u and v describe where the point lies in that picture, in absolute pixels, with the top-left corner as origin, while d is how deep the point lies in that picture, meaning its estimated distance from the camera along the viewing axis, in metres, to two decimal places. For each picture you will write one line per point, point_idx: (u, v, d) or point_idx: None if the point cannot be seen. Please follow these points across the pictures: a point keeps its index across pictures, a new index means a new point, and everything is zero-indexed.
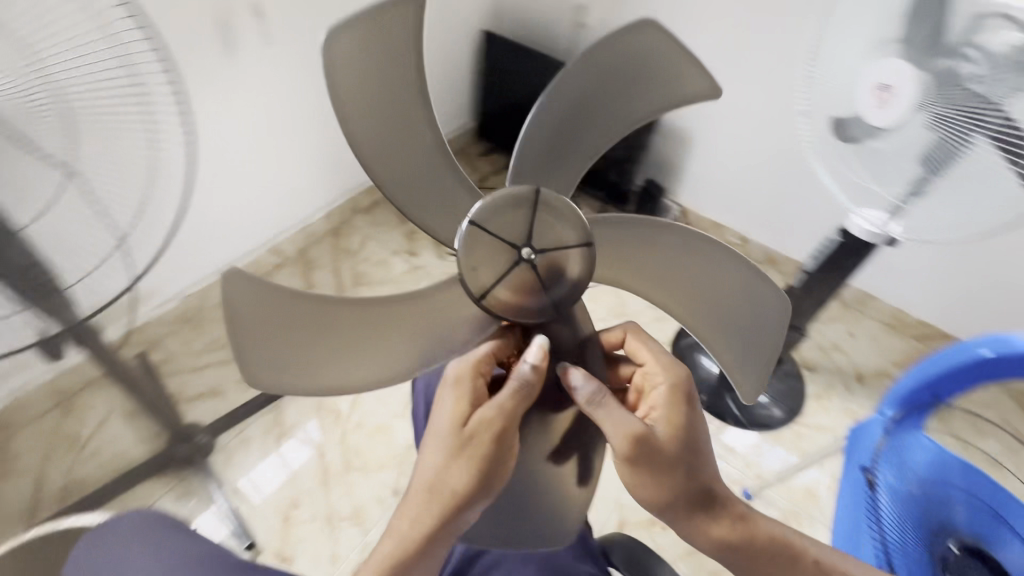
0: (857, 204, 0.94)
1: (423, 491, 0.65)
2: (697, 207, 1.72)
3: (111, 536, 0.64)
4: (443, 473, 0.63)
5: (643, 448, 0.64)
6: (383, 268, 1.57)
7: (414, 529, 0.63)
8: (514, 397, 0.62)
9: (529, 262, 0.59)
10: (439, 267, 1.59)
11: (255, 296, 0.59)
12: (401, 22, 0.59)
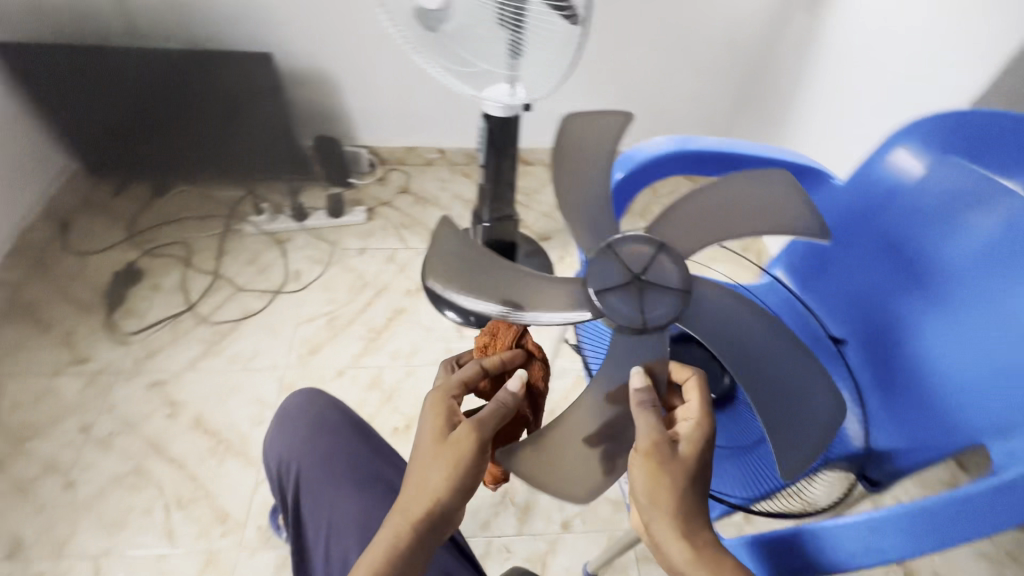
0: (479, 89, 0.95)
1: (407, 499, 0.62)
2: (383, 140, 1.66)
3: None
4: (425, 480, 0.61)
5: (660, 460, 0.54)
6: (49, 401, 1.16)
7: (398, 540, 0.60)
8: (493, 412, 0.63)
9: (636, 282, 0.59)
10: (128, 355, 1.24)
11: (451, 247, 0.61)
12: (615, 124, 0.70)
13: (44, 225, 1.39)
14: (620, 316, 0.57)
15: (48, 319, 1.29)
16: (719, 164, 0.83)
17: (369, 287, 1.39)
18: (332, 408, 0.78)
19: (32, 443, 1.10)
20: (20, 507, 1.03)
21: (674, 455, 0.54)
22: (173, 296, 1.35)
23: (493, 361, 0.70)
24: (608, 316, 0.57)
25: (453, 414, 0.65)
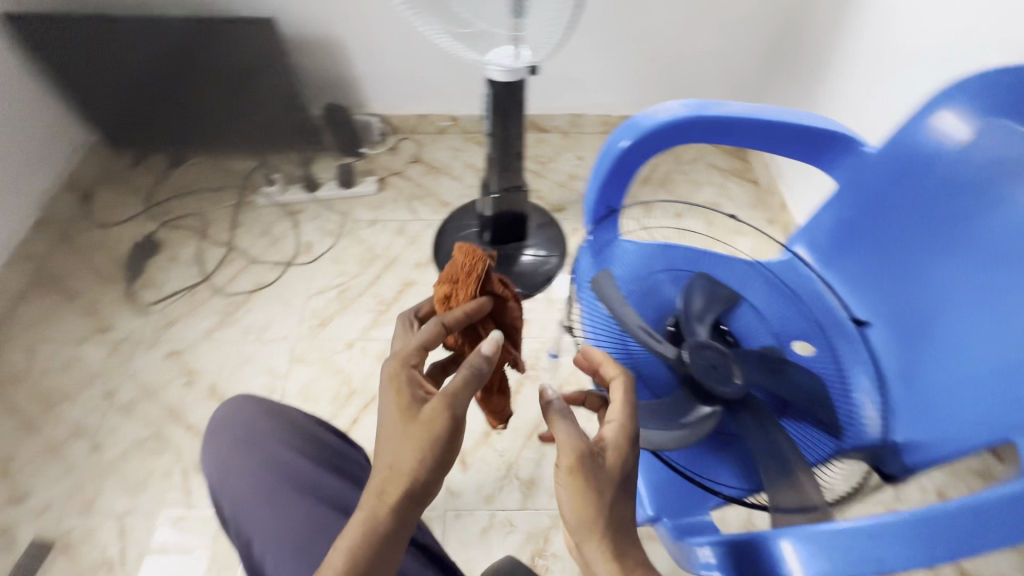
0: (483, 53, 0.90)
1: (380, 481, 0.57)
2: (394, 108, 1.62)
3: None
4: (397, 462, 0.56)
5: (586, 468, 0.55)
6: (78, 366, 1.21)
7: (371, 523, 0.56)
8: (465, 375, 0.59)
9: (721, 370, 0.64)
10: (150, 325, 1.27)
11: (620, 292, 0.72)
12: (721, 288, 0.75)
13: (71, 199, 1.46)
14: (693, 371, 0.64)
15: (80, 286, 1.34)
16: (726, 131, 0.76)
17: (379, 260, 1.38)
18: (256, 414, 0.81)
19: (62, 407, 1.16)
20: (55, 462, 1.09)
21: (598, 464, 0.56)
22: (188, 268, 1.38)
23: (456, 316, 0.64)
24: (684, 361, 0.65)
25: (417, 386, 0.60)
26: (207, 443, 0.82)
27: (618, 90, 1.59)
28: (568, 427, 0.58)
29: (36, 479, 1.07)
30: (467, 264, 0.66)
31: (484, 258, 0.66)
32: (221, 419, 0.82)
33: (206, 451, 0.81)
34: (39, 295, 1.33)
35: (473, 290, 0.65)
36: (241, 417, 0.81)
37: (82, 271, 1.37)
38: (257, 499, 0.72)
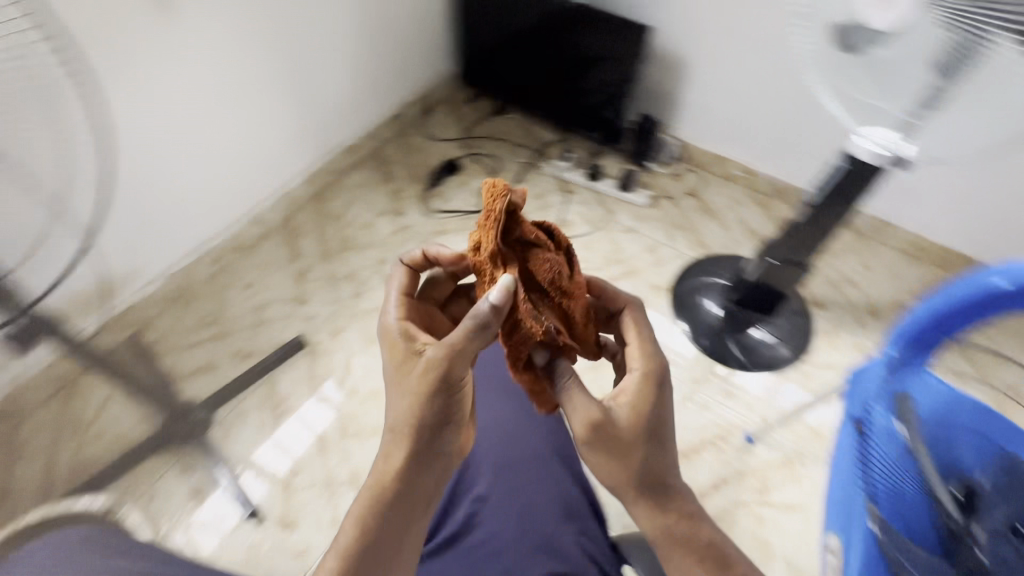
0: (859, 123, 0.86)
1: (386, 443, 0.64)
2: (698, 140, 1.64)
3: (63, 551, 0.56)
4: (403, 414, 0.63)
5: (597, 424, 0.62)
6: (370, 231, 1.51)
7: (387, 473, 0.63)
8: (458, 331, 0.60)
9: None
10: (427, 227, 1.52)
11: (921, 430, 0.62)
12: None
13: (419, 108, 1.80)
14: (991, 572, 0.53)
15: (396, 173, 1.65)
16: None
17: (622, 266, 1.44)
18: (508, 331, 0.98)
19: (349, 254, 1.46)
20: (329, 291, 1.38)
21: (609, 418, 0.63)
22: (470, 197, 1.60)
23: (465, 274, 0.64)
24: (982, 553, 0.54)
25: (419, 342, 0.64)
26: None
27: (959, 222, 1.36)
28: (577, 388, 0.63)
29: (313, 296, 1.37)
30: (487, 204, 0.59)
31: (503, 197, 0.57)
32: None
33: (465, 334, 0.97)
34: (368, 166, 1.66)
35: (490, 240, 0.60)
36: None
37: (401, 163, 1.68)
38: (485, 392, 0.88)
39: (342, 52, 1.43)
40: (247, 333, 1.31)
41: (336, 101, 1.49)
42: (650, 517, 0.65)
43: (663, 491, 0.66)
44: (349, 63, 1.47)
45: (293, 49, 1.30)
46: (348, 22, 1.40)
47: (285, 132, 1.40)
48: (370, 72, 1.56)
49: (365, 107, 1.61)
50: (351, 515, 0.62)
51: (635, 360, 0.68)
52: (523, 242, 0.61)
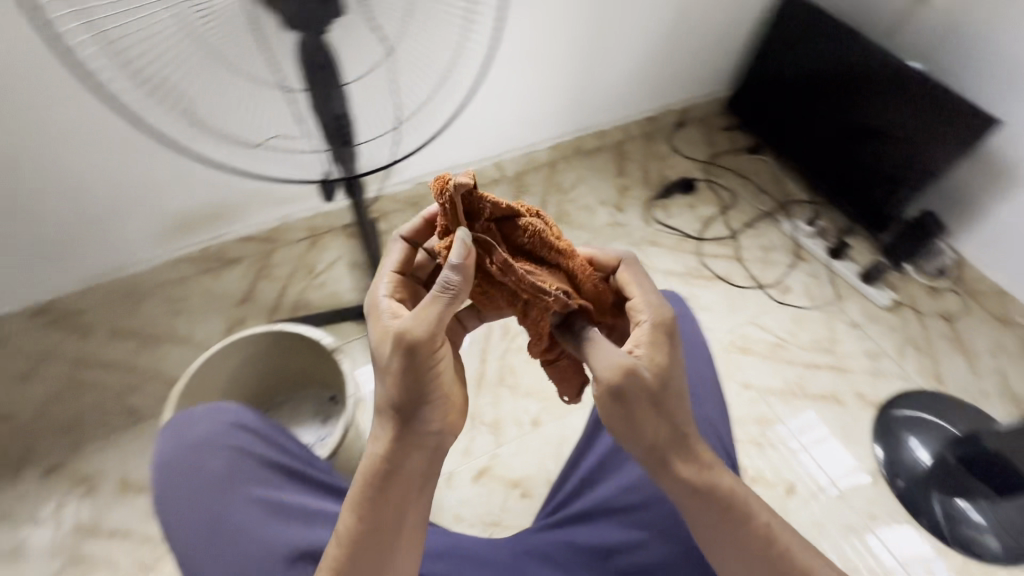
0: None
1: (374, 427, 0.58)
2: (979, 264, 1.39)
3: (204, 433, 0.72)
4: (387, 393, 0.57)
5: (617, 384, 0.55)
6: (587, 214, 1.52)
7: (372, 466, 0.57)
8: (422, 306, 0.56)
9: None
10: (642, 232, 1.49)
11: None
12: None
13: (675, 118, 1.76)
14: None
15: (630, 170, 1.64)
16: None
17: (830, 357, 1.28)
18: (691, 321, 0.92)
19: (562, 226, 1.49)
20: None
21: (636, 377, 0.56)
22: (694, 220, 1.53)
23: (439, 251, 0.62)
24: None
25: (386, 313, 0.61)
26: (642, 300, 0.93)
27: None
28: (597, 337, 0.59)
29: None
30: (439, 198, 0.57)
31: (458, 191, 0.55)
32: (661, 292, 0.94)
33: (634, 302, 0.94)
34: (607, 154, 1.67)
35: (453, 221, 0.58)
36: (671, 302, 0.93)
37: (639, 163, 1.66)
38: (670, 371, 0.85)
39: (641, 42, 1.47)
40: None
41: (612, 85, 1.53)
42: (691, 485, 0.58)
43: (692, 454, 0.59)
44: (641, 50, 1.49)
45: (604, 25, 1.36)
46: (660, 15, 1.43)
47: (559, 98, 1.47)
48: (653, 66, 1.56)
49: (631, 100, 1.63)
50: (344, 518, 0.57)
51: (643, 314, 0.63)
52: (495, 218, 0.59)
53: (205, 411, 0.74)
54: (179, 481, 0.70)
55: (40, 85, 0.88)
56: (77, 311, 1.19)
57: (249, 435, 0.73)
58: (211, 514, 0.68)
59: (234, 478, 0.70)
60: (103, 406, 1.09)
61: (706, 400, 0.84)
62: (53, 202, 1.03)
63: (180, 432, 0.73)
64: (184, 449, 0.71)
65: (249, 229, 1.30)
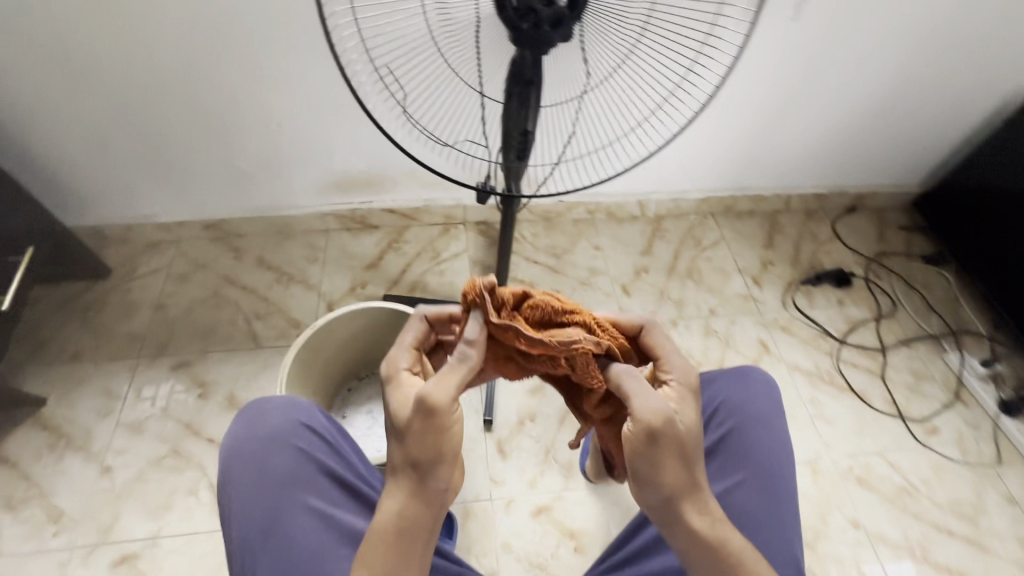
0: None
1: (393, 473, 0.63)
2: None
3: (274, 428, 0.72)
4: (409, 453, 0.61)
5: (643, 434, 0.59)
6: (720, 278, 1.42)
7: (389, 514, 0.62)
8: (439, 376, 0.61)
9: None
10: (776, 314, 1.36)
11: None
12: None
13: (848, 200, 1.58)
14: None
15: (779, 244, 1.51)
16: None
17: (968, 527, 1.08)
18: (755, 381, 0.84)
19: (690, 283, 1.40)
20: (650, 301, 1.36)
21: (671, 430, 0.59)
22: (840, 319, 1.36)
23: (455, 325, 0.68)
24: None
25: (405, 380, 0.66)
26: (729, 376, 0.86)
27: None
28: (630, 382, 0.63)
29: (635, 293, 1.36)
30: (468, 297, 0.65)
31: (483, 285, 0.63)
32: (758, 376, 0.85)
33: (721, 376, 0.86)
34: (758, 220, 1.55)
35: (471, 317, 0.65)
36: (768, 389, 0.84)
37: (792, 238, 1.52)
38: (744, 463, 0.78)
39: (839, 115, 1.33)
40: (570, 284, 1.37)
41: (789, 151, 1.41)
42: (701, 533, 0.62)
43: (704, 502, 0.63)
44: (835, 125, 1.36)
45: (804, 89, 1.24)
46: (870, 90, 1.28)
47: (730, 153, 1.38)
48: (844, 144, 1.42)
49: (804, 172, 1.49)
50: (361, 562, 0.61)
51: (669, 370, 0.68)
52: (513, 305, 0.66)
53: (280, 403, 0.74)
54: (244, 472, 0.68)
55: (271, 41, 0.97)
56: (236, 234, 1.33)
57: (316, 438, 0.73)
58: (268, 511, 0.66)
59: (293, 477, 0.69)
60: (232, 326, 1.21)
61: (766, 473, 0.76)
62: (249, 141, 1.13)
63: (254, 418, 0.73)
64: (253, 437, 0.71)
65: (393, 203, 1.36)
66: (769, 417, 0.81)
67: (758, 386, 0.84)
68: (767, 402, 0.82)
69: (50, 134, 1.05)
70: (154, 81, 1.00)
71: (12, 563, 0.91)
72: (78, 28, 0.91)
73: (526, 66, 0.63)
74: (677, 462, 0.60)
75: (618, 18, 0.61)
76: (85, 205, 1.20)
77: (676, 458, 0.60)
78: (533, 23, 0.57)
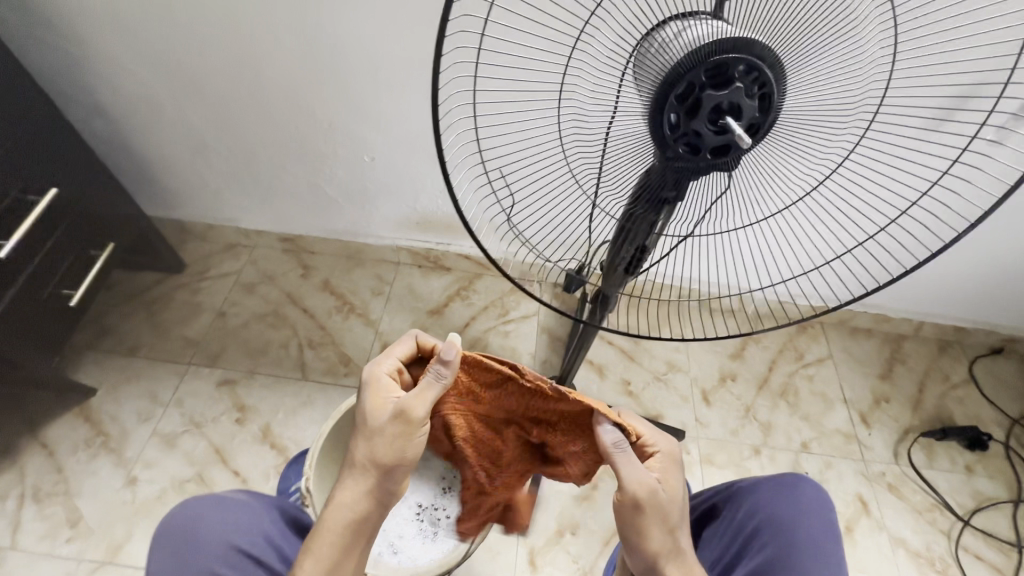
0: None
1: (358, 470, 0.61)
2: None
3: (201, 556, 0.60)
4: (376, 454, 0.61)
5: (634, 507, 0.59)
6: (820, 406, 1.22)
7: (346, 510, 0.60)
8: (420, 390, 0.61)
9: None
10: (883, 466, 1.14)
11: None
12: None
13: (997, 340, 1.31)
14: None
15: (899, 376, 1.28)
16: None
17: None
18: (808, 491, 0.70)
19: (783, 404, 1.21)
20: (732, 417, 1.18)
21: (656, 496, 0.60)
22: (965, 492, 1.12)
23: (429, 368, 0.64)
24: None
25: (383, 386, 0.63)
26: (775, 484, 0.71)
27: None
28: (628, 457, 0.60)
29: (716, 403, 1.19)
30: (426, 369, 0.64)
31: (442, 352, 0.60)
32: (809, 490, 0.70)
33: (762, 483, 0.72)
34: (876, 342, 1.33)
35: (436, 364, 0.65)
36: (823, 510, 0.68)
37: (917, 373, 1.28)
38: None
39: (1015, 250, 1.09)
40: (644, 377, 1.22)
41: (937, 276, 1.18)
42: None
43: (688, 565, 0.61)
44: (1009, 260, 1.11)
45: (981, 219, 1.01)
46: None
47: None
48: (1010, 280, 1.17)
49: (947, 300, 1.25)
50: (311, 561, 0.58)
51: (653, 441, 0.65)
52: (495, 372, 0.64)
53: (217, 519, 0.62)
54: None
55: (380, 80, 0.90)
56: (310, 251, 1.29)
57: (259, 567, 0.61)
58: None
59: None
60: (284, 350, 1.16)
61: None
62: (338, 169, 1.08)
63: (180, 541, 0.61)
64: (177, 565, 0.59)
65: (470, 249, 1.27)
66: (826, 544, 0.65)
67: (813, 503, 0.68)
68: (823, 524, 0.67)
69: (153, 132, 1.05)
70: (258, 100, 0.96)
71: (25, 561, 0.90)
72: (192, 43, 0.88)
73: (669, 185, 0.52)
74: (661, 530, 0.60)
75: (794, 160, 0.50)
76: (174, 202, 1.21)
77: (661, 527, 0.60)
78: (690, 147, 0.45)
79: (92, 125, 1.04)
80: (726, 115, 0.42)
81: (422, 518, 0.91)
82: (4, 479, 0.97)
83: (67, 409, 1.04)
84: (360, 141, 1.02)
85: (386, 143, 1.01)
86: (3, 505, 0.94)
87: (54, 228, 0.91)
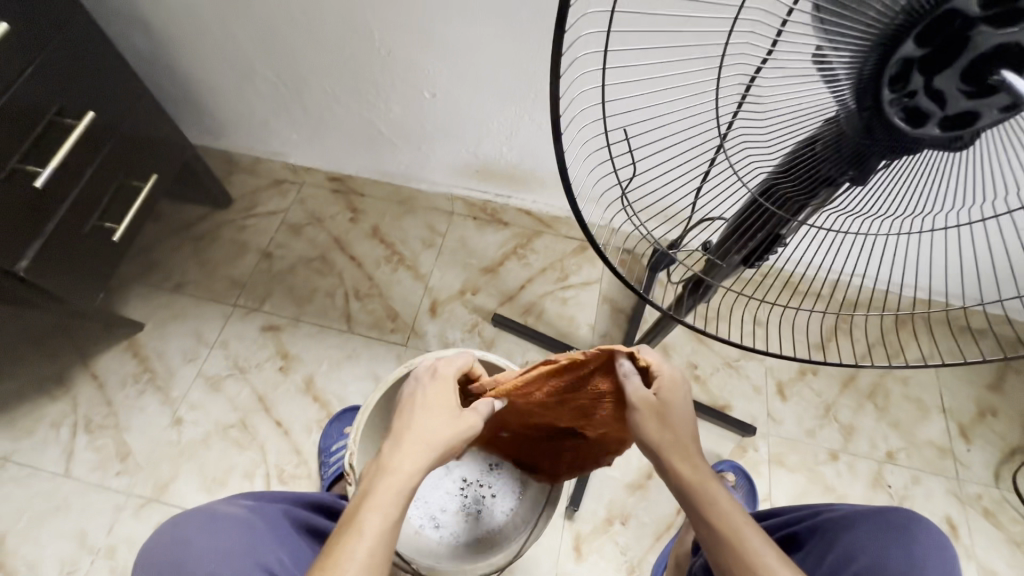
0: None
1: (421, 443, 0.52)
2: None
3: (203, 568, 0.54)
4: (438, 430, 0.53)
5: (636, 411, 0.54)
6: (913, 412, 1.07)
7: (416, 473, 0.50)
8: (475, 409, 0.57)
9: None
10: (979, 488, 1.01)
11: None
12: None
13: None
14: None
15: (1012, 387, 1.11)
16: None
17: None
18: (922, 540, 0.59)
19: (869, 407, 1.08)
20: (809, 416, 1.06)
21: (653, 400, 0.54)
22: None
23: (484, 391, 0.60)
24: None
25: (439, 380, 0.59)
26: (872, 523, 0.62)
27: None
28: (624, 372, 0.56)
29: (792, 398, 1.07)
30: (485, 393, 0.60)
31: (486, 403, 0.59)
32: (921, 536, 0.60)
33: (860, 522, 0.63)
34: None
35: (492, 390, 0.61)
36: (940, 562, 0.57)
37: None
38: None
39: None
40: (713, 362, 1.10)
41: None
42: (697, 491, 0.51)
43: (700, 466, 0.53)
44: None
45: None
46: None
47: None
48: None
49: None
50: (373, 513, 0.47)
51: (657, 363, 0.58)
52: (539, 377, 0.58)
53: (217, 529, 0.57)
54: None
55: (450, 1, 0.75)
56: (359, 193, 1.20)
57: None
58: None
59: None
60: (330, 299, 1.10)
61: None
62: (394, 104, 0.96)
63: (178, 551, 0.55)
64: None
65: (532, 203, 1.14)
66: None
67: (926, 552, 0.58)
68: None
69: (196, 50, 0.94)
70: (308, 17, 0.83)
71: (79, 489, 0.92)
72: None
73: (843, 165, 0.38)
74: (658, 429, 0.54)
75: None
76: (220, 130, 1.12)
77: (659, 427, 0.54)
78: (913, 113, 0.32)
79: (131, 38, 0.94)
80: (999, 69, 0.28)
81: (467, 493, 0.85)
82: (58, 407, 0.97)
83: (116, 342, 1.03)
84: (421, 72, 0.88)
85: (450, 77, 0.88)
86: (58, 432, 0.95)
87: (94, 153, 0.85)
